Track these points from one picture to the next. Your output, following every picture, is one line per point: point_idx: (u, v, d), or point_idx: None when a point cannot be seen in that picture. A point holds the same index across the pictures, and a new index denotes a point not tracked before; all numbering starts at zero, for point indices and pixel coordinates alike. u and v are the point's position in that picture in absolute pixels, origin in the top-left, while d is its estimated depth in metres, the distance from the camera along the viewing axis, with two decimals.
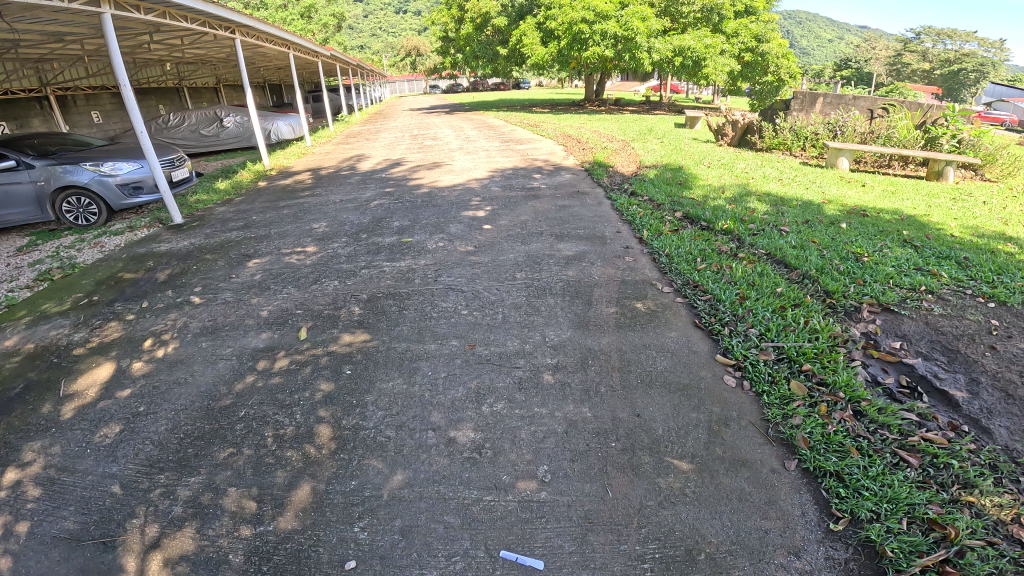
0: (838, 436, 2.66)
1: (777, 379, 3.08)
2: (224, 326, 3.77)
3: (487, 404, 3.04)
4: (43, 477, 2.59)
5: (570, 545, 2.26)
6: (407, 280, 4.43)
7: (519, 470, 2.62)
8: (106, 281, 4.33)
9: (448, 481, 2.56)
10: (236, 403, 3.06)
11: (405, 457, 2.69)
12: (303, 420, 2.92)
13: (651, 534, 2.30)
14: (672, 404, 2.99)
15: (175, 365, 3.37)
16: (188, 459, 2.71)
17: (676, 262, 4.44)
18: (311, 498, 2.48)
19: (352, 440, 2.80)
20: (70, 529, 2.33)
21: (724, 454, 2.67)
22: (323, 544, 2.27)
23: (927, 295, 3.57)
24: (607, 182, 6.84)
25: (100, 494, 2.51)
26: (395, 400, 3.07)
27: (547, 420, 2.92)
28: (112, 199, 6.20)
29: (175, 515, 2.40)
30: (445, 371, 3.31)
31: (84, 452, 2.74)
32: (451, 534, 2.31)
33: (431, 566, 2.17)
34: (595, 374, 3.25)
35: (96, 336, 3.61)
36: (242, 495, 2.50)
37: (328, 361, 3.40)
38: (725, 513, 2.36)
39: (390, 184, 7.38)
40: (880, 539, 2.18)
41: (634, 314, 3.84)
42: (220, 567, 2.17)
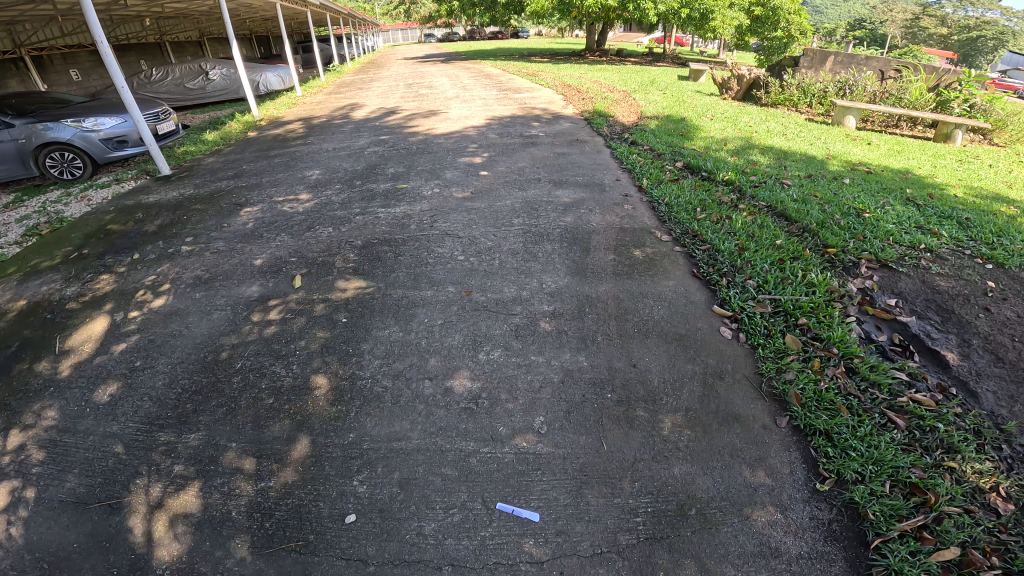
0: (829, 393, 2.69)
1: (772, 333, 3.10)
2: (218, 277, 3.73)
3: (483, 352, 3.06)
4: (46, 440, 2.62)
5: (565, 497, 2.33)
6: (402, 226, 4.37)
7: (516, 422, 2.65)
8: (96, 234, 4.25)
9: (446, 432, 2.60)
10: (232, 356, 3.05)
11: (402, 408, 2.72)
12: (300, 372, 2.93)
13: (643, 488, 2.36)
14: (668, 356, 3.01)
15: (170, 317, 3.35)
16: (187, 415, 2.72)
17: (675, 211, 4.39)
18: (311, 450, 2.53)
19: (349, 390, 2.82)
20: (76, 492, 2.38)
21: (717, 409, 2.71)
22: (323, 499, 2.33)
23: (926, 253, 3.54)
24: (607, 131, 6.67)
25: (103, 455, 2.54)
26: (392, 348, 3.08)
27: (544, 368, 2.95)
28: (97, 152, 6.04)
29: (179, 473, 2.45)
30: (442, 318, 3.32)
31: (86, 411, 2.76)
32: (449, 486, 2.37)
33: (429, 517, 2.25)
34: (593, 322, 3.26)
35: (88, 291, 3.56)
36: (242, 452, 2.54)
37: (324, 309, 3.39)
38: (717, 469, 2.43)
39: (385, 132, 7.19)
40: (862, 501, 2.24)
41: (632, 261, 3.83)
42: (225, 524, 2.23)
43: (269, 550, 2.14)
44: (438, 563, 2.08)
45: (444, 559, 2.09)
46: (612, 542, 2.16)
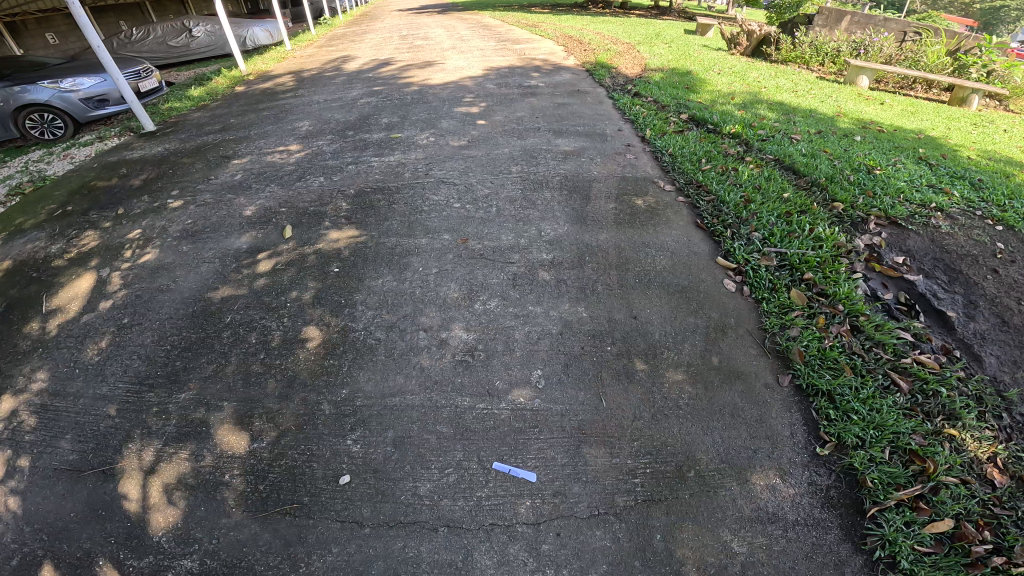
0: (834, 352, 2.62)
1: (777, 287, 3.01)
2: (206, 230, 3.62)
3: (480, 301, 2.99)
4: (36, 405, 2.57)
5: (562, 455, 2.29)
6: (396, 174, 4.23)
7: (513, 376, 2.59)
8: (79, 191, 4.10)
9: (441, 387, 2.54)
10: (221, 309, 2.98)
11: (396, 362, 2.65)
12: (291, 325, 2.86)
13: (643, 448, 2.32)
14: (670, 308, 2.94)
15: (157, 272, 3.26)
16: (177, 372, 2.67)
17: (679, 161, 4.27)
18: (303, 407, 2.47)
19: (341, 343, 2.75)
20: (69, 459, 2.34)
21: (719, 365, 2.65)
22: (316, 459, 2.30)
23: (936, 213, 3.44)
24: (610, 83, 6.43)
25: (94, 418, 2.50)
26: (386, 298, 3.01)
27: (541, 319, 2.88)
28: (77, 111, 5.81)
29: (171, 435, 2.41)
30: (437, 266, 3.24)
31: (75, 371, 2.71)
32: (445, 445, 2.32)
33: (424, 478, 2.22)
34: (592, 272, 3.18)
35: (74, 247, 3.46)
36: (234, 411, 2.48)
37: (315, 260, 3.30)
38: (718, 429, 2.38)
39: (378, 83, 6.88)
40: (861, 468, 2.21)
41: (633, 210, 3.72)
42: (219, 488, 2.21)
43: (263, 513, 2.13)
44: (434, 524, 2.07)
45: (440, 519, 2.08)
46: (609, 503, 2.14)
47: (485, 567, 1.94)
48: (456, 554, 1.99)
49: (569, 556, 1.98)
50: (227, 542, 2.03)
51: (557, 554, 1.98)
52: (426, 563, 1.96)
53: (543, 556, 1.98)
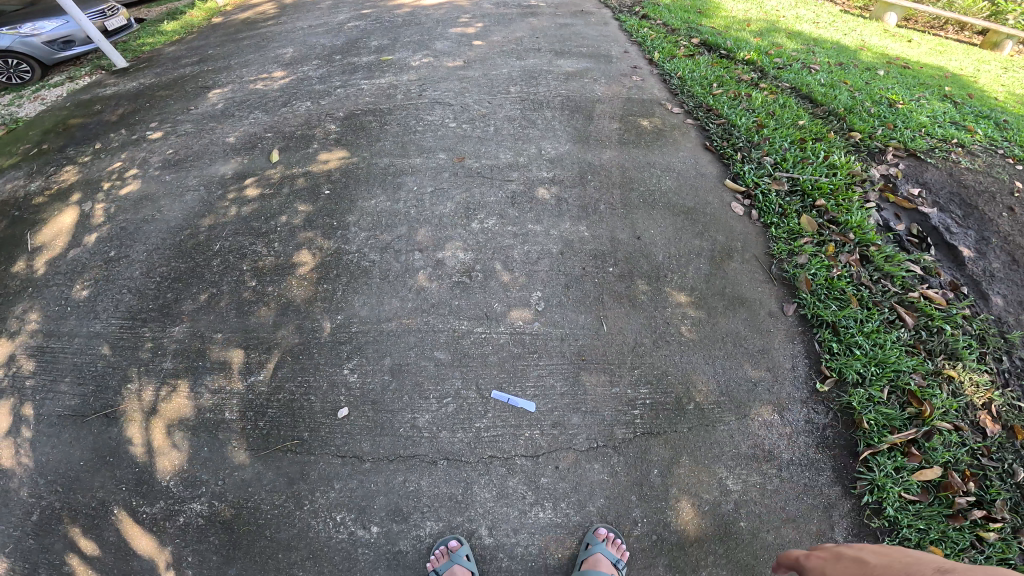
0: (841, 282, 2.59)
1: (787, 213, 2.92)
2: (189, 157, 3.30)
3: (477, 220, 2.88)
4: (32, 347, 2.60)
5: (562, 383, 2.29)
6: (388, 96, 3.76)
7: (511, 297, 2.54)
8: (54, 128, 3.73)
9: (438, 310, 2.50)
10: (210, 237, 2.85)
11: (391, 285, 2.58)
12: (283, 251, 2.75)
13: (644, 379, 2.31)
14: (674, 230, 2.85)
15: (141, 202, 3.08)
16: (170, 305, 2.62)
17: (688, 85, 3.94)
18: (297, 336, 2.44)
19: (336, 267, 2.67)
20: (71, 405, 2.40)
21: (724, 292, 2.60)
22: (315, 392, 2.30)
23: (957, 148, 3.31)
24: (617, 5, 5.94)
25: (91, 359, 2.52)
26: (380, 219, 2.84)
27: (542, 239, 2.77)
28: (42, 55, 5.08)
29: (168, 371, 2.42)
30: (432, 185, 3.04)
31: (65, 311, 2.67)
32: (443, 372, 2.31)
33: (421, 409, 2.24)
34: (594, 190, 3.04)
35: (53, 184, 3.28)
36: (228, 343, 2.46)
37: (304, 182, 3.05)
38: (720, 360, 2.37)
39: (366, 5, 6.25)
40: (860, 408, 2.26)
41: (639, 131, 3.49)
42: (220, 426, 2.27)
43: (265, 452, 2.21)
44: (433, 456, 2.15)
45: (439, 451, 2.16)
46: (609, 436, 2.19)
47: (483, 498, 2.07)
48: (455, 485, 2.11)
49: (567, 487, 2.12)
50: (232, 484, 2.15)
51: (555, 487, 2.10)
52: (426, 497, 2.11)
53: (539, 488, 2.12)
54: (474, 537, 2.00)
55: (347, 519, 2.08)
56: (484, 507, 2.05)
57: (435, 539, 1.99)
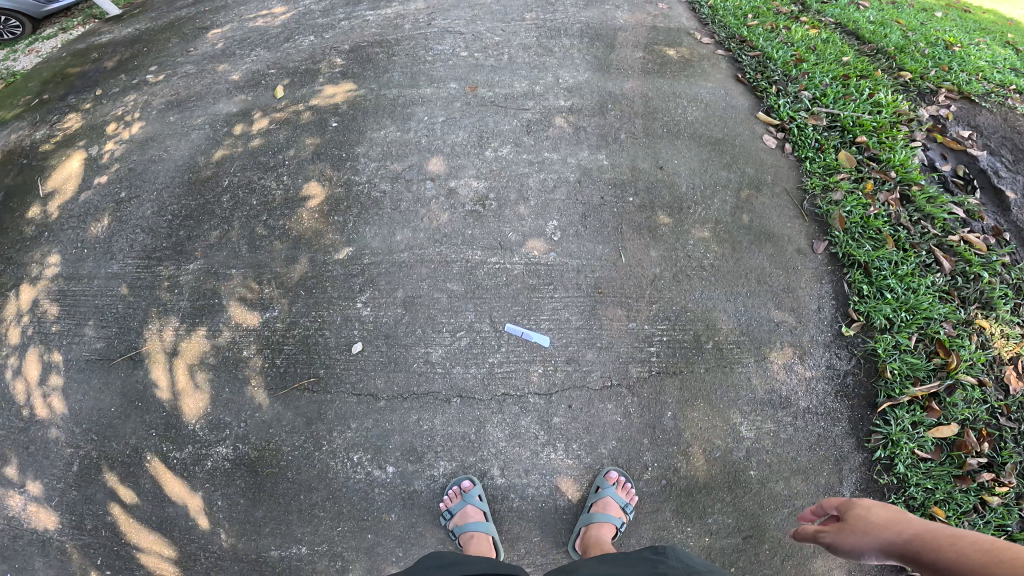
0: (878, 221, 2.63)
1: (824, 148, 2.87)
2: (191, 97, 3.20)
3: (491, 148, 2.68)
4: (57, 291, 2.85)
5: (579, 315, 2.37)
6: (395, 26, 3.29)
7: (527, 228, 2.48)
8: (53, 78, 3.65)
9: (451, 240, 2.45)
10: (218, 173, 2.85)
11: (404, 215, 2.52)
12: (291, 184, 2.70)
13: (662, 313, 2.45)
14: (699, 160, 2.78)
15: (147, 143, 3.06)
16: (181, 243, 2.72)
17: (720, 14, 3.52)
18: (312, 270, 2.49)
19: (346, 198, 2.60)
20: (99, 345, 2.71)
21: (750, 226, 2.66)
22: (328, 328, 2.39)
23: (1016, 94, 3.07)
24: None
25: (112, 300, 2.74)
26: (389, 150, 2.70)
27: (559, 167, 2.66)
28: None
29: (187, 310, 2.59)
30: (443, 115, 2.80)
31: (93, 250, 2.85)
32: (455, 306, 2.35)
33: (435, 343, 2.33)
34: (615, 120, 2.84)
35: (58, 132, 3.27)
36: (244, 278, 2.56)
37: (310, 116, 2.90)
38: (741, 295, 2.53)
39: None
40: (883, 356, 2.46)
41: (664, 61, 3.16)
42: (241, 363, 2.47)
43: (285, 390, 2.42)
44: (447, 392, 2.34)
45: (455, 389, 2.33)
46: (624, 375, 2.38)
47: (496, 437, 2.36)
48: (472, 420, 2.35)
49: (579, 428, 2.38)
50: (255, 426, 2.48)
51: (568, 429, 2.38)
52: (444, 434, 2.36)
53: (549, 426, 2.37)
54: (486, 477, 2.35)
55: (363, 460, 2.37)
56: (495, 442, 2.36)
57: (454, 479, 2.33)
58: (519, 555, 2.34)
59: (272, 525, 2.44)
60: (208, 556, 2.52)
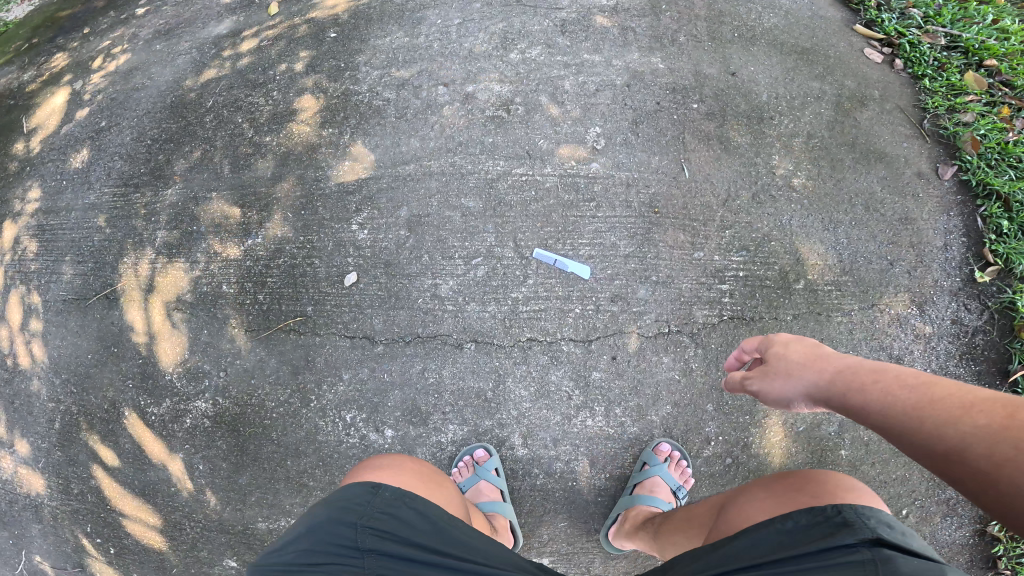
0: (1020, 147, 2.06)
1: (945, 66, 2.23)
2: (178, 24, 2.89)
3: (516, 51, 2.26)
4: (34, 227, 2.61)
5: (637, 229, 1.92)
6: None
7: (561, 134, 2.07)
8: (34, 15, 3.38)
9: (467, 151, 2.06)
10: (202, 94, 2.56)
11: (409, 124, 2.15)
12: (282, 99, 2.38)
13: (737, 241, 1.93)
14: (783, 69, 2.21)
15: (131, 73, 2.80)
16: (161, 168, 2.46)
17: None
18: (300, 189, 2.12)
19: (343, 108, 2.27)
20: (74, 285, 2.42)
21: (856, 142, 2.11)
22: (319, 254, 1.98)
23: None
24: None
25: (88, 233, 2.48)
26: (396, 56, 2.34)
27: (602, 69, 2.20)
28: None
29: (164, 239, 2.28)
30: (460, 17, 2.37)
31: (76, 183, 2.61)
32: (472, 227, 1.92)
33: (445, 274, 1.88)
34: (671, 22, 2.29)
35: (44, 71, 3.06)
36: (225, 201, 2.23)
37: (308, 30, 2.55)
38: (844, 226, 1.99)
39: None
40: None
41: None
42: (218, 300, 2.07)
43: (267, 335, 1.99)
44: (458, 335, 1.86)
45: (469, 332, 1.86)
46: (686, 321, 1.85)
47: (518, 395, 1.88)
48: (490, 372, 1.87)
49: (624, 387, 1.86)
50: (235, 375, 2.06)
51: (610, 388, 1.86)
52: (457, 389, 1.89)
53: (586, 384, 1.86)
54: (505, 447, 1.90)
55: (358, 419, 1.92)
56: (518, 402, 1.88)
57: (466, 447, 1.89)
58: (541, 542, 1.96)
59: (258, 494, 2.12)
60: (194, 524, 2.29)
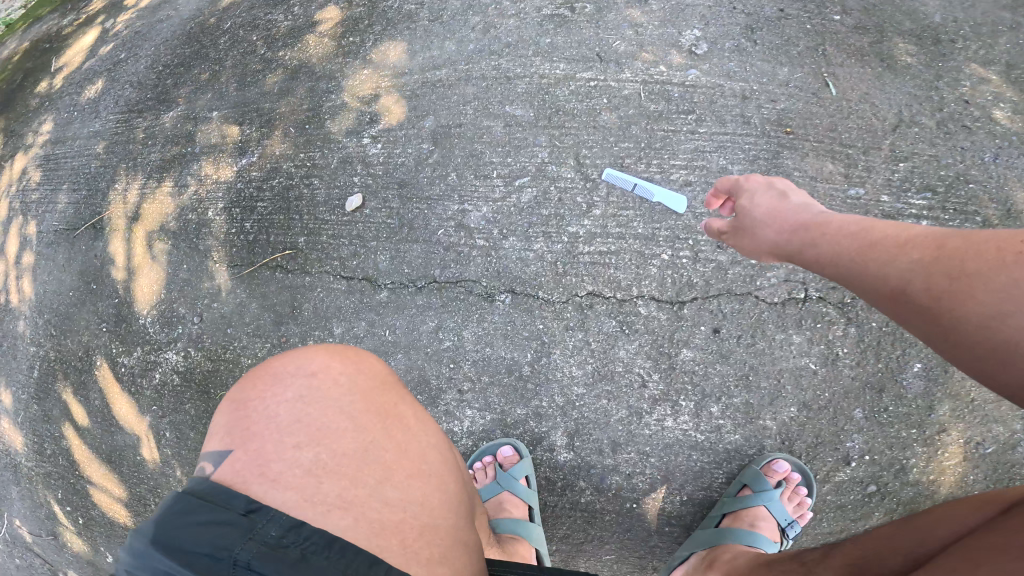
0: None
1: None
2: None
3: None
4: (42, 158, 2.40)
5: (761, 155, 1.40)
6: None
7: (649, 36, 1.54)
8: None
9: (516, 54, 1.58)
10: (219, 19, 2.24)
11: (446, 26, 1.67)
12: (301, 13, 1.97)
13: (915, 171, 1.37)
14: None
15: (155, 6, 2.56)
16: (168, 90, 2.14)
17: None
18: (308, 100, 1.73)
19: (368, 17, 1.80)
20: (68, 216, 2.16)
21: None
22: (321, 173, 1.57)
23: None
24: None
25: (88, 161, 2.22)
26: None
27: None
28: None
29: (158, 161, 1.97)
30: None
31: (87, 112, 2.39)
32: (523, 137, 1.45)
33: (474, 198, 1.41)
34: None
35: (79, 12, 2.92)
36: (226, 120, 1.88)
37: None
38: None
39: None
40: None
41: None
42: (203, 230, 1.70)
43: (251, 266, 1.57)
44: (488, 282, 1.35)
45: (505, 279, 1.34)
46: None
47: (567, 374, 1.32)
48: (531, 338, 1.33)
49: (730, 373, 1.28)
50: (211, 320, 1.63)
51: (707, 378, 1.28)
52: (482, 359, 1.36)
53: (669, 366, 1.28)
54: (542, 449, 1.39)
55: None
56: (567, 386, 1.33)
57: (488, 443, 1.40)
58: None
59: None
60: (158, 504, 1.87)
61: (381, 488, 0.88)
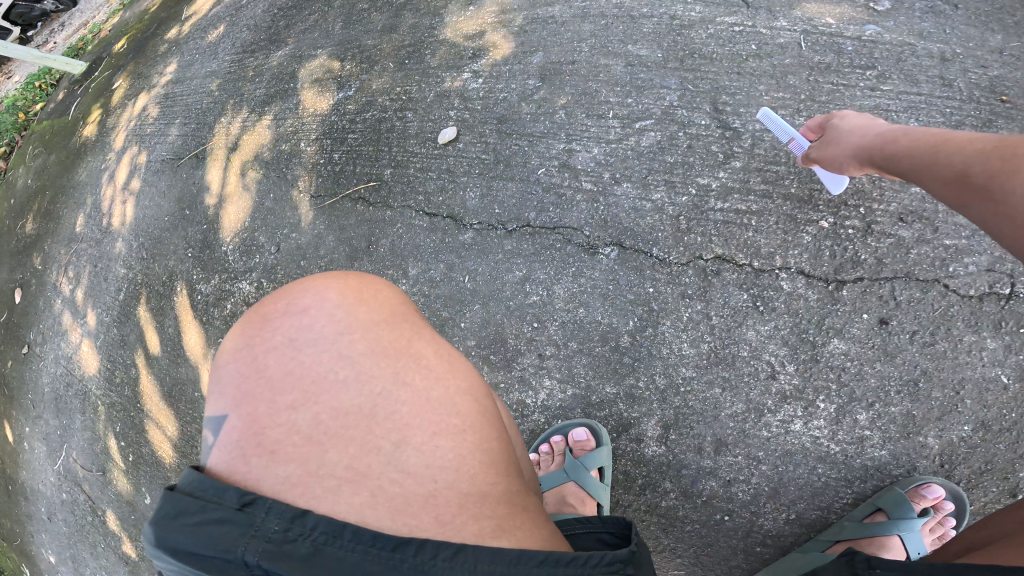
0: None
1: None
2: None
3: None
4: (134, 86, 2.41)
5: (969, 123, 1.14)
6: None
7: None
8: None
9: None
10: None
11: None
12: None
13: None
14: None
15: None
16: (280, 32, 2.10)
17: None
18: (409, 36, 1.62)
19: None
20: (159, 145, 2.18)
21: None
22: (416, 106, 1.47)
23: None
24: None
25: (185, 92, 2.25)
26: None
27: None
28: None
29: (261, 97, 1.97)
30: None
31: (207, 54, 2.28)
32: (654, 79, 1.26)
33: (589, 140, 1.26)
34: None
35: None
36: (329, 57, 1.82)
37: None
38: None
39: None
40: None
41: None
42: (293, 160, 1.68)
43: (333, 197, 1.52)
44: (592, 233, 1.20)
45: (613, 229, 1.19)
46: None
47: (676, 351, 1.14)
48: (637, 303, 1.16)
49: (885, 372, 1.08)
50: (288, 249, 1.59)
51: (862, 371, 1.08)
52: (572, 322, 1.19)
53: (810, 358, 1.09)
54: (630, 438, 1.18)
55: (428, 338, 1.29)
56: (672, 366, 1.14)
57: (563, 423, 1.21)
58: None
59: None
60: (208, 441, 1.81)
61: (399, 454, 0.74)
